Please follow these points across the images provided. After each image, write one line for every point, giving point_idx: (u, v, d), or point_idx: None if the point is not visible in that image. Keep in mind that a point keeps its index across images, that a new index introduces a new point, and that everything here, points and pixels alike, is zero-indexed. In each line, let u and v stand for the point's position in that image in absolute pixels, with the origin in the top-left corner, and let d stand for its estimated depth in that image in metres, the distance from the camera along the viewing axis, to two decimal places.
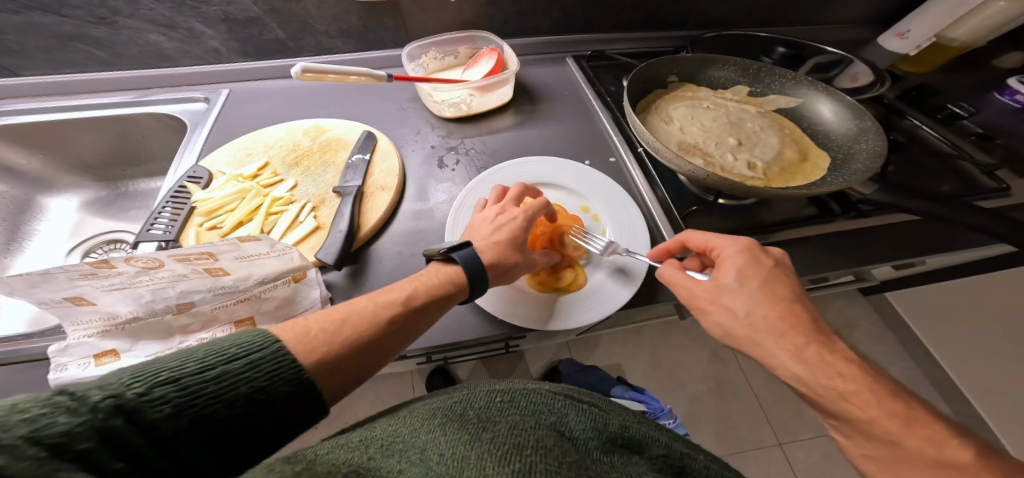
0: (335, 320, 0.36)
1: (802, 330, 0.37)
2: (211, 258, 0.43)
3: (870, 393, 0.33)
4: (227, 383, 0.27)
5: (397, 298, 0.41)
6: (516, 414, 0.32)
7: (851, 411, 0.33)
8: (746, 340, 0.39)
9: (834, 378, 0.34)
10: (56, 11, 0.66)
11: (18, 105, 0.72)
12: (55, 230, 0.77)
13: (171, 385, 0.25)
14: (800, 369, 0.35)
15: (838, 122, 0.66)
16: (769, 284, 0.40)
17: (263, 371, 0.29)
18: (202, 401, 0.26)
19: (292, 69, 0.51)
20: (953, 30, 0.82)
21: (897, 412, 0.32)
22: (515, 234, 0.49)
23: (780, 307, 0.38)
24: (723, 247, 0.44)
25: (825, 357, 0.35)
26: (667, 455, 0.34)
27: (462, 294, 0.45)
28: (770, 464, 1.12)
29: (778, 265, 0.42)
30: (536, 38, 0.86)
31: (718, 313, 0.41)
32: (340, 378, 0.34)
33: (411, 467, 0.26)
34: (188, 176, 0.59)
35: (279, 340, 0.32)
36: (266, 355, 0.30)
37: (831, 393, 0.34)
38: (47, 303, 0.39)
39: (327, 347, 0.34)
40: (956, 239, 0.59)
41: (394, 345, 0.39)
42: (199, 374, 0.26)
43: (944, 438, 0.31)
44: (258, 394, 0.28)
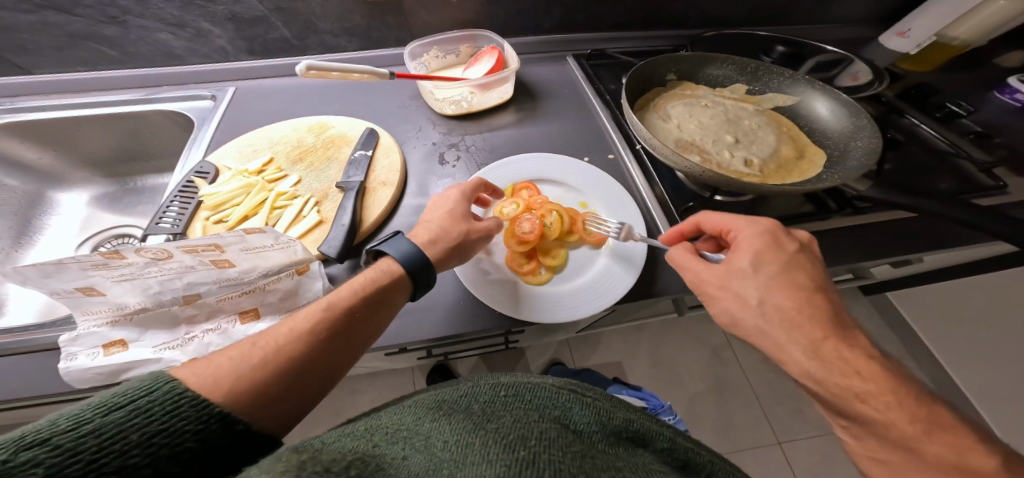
0: (246, 346, 0.36)
1: (818, 323, 0.37)
2: (217, 250, 0.44)
3: (892, 397, 0.33)
4: (112, 434, 0.25)
5: (316, 308, 0.40)
6: (519, 408, 0.33)
7: (867, 413, 0.33)
8: (752, 329, 0.40)
9: (850, 378, 0.34)
10: (71, 11, 0.67)
11: (30, 102, 0.73)
12: (65, 224, 0.78)
13: (40, 447, 0.23)
14: (813, 366, 0.36)
15: (835, 119, 0.67)
16: (788, 270, 0.40)
17: (159, 414, 0.27)
18: (86, 456, 0.24)
19: (298, 66, 0.52)
20: (955, 29, 0.82)
21: (920, 418, 0.32)
22: (452, 211, 0.52)
23: (796, 295, 0.39)
24: (739, 229, 0.44)
25: (843, 354, 0.35)
26: (671, 449, 0.35)
27: (399, 286, 0.45)
28: (769, 463, 1.12)
29: (800, 249, 0.43)
30: (538, 37, 0.87)
31: (726, 299, 0.41)
32: (270, 405, 0.33)
33: (415, 453, 0.27)
34: (196, 172, 0.61)
35: (176, 379, 0.30)
36: (158, 395, 0.28)
37: (845, 392, 0.34)
38: (58, 293, 0.40)
39: (241, 377, 0.33)
40: (952, 238, 0.60)
41: (325, 358, 0.38)
42: (72, 431, 0.24)
43: (969, 447, 0.30)
44: (158, 439, 0.27)
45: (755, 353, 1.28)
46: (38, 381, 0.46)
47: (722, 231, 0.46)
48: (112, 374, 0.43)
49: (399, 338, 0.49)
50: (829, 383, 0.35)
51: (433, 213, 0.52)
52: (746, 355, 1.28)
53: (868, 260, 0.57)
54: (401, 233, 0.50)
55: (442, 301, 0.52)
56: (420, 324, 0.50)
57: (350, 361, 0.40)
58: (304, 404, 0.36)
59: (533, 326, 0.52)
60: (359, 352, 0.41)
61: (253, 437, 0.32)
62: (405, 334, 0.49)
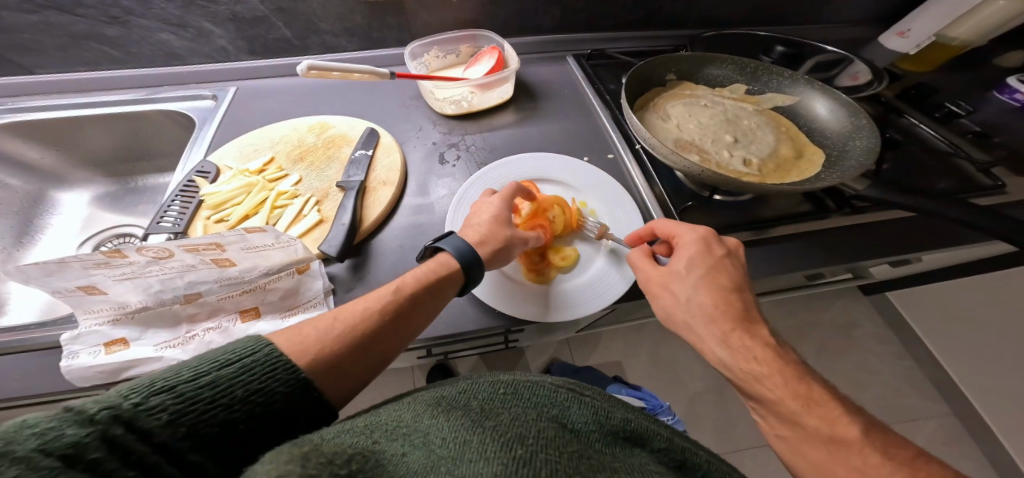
0: (327, 318, 0.38)
1: (729, 317, 0.40)
2: (218, 248, 0.45)
3: (781, 377, 0.36)
4: (223, 388, 0.29)
5: (385, 291, 0.42)
6: (518, 406, 0.33)
7: (764, 393, 0.36)
8: (681, 323, 0.43)
9: (750, 362, 0.38)
10: (73, 11, 0.68)
11: (32, 101, 0.74)
12: (67, 223, 0.79)
13: (166, 394, 0.26)
14: (725, 354, 0.39)
15: (833, 119, 0.67)
16: (715, 273, 0.43)
17: (257, 373, 0.31)
18: (200, 406, 0.27)
19: (299, 66, 0.52)
20: (954, 29, 0.82)
21: (802, 394, 0.35)
22: (496, 214, 0.52)
23: (719, 296, 0.42)
24: (682, 235, 0.47)
25: (746, 342, 0.39)
26: (668, 449, 0.35)
27: (456, 278, 0.46)
28: (768, 462, 1.12)
29: (729, 255, 0.45)
30: (538, 37, 0.87)
31: (663, 297, 0.44)
32: (341, 375, 0.36)
33: (414, 450, 0.27)
34: (197, 171, 0.61)
35: (272, 343, 0.34)
36: (260, 357, 0.32)
37: (748, 376, 0.37)
38: (60, 292, 0.40)
39: (323, 345, 0.36)
40: (950, 238, 0.60)
41: (389, 339, 0.40)
42: (192, 382, 0.28)
43: (840, 417, 0.33)
44: (255, 396, 0.30)
45: None
46: (40, 379, 0.46)
47: (669, 238, 0.48)
48: (112, 373, 0.43)
49: None
50: (737, 368, 0.38)
51: (481, 214, 0.53)
52: None
53: (867, 259, 0.57)
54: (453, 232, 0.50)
55: None
56: None
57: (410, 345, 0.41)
58: (367, 379, 0.39)
59: (531, 325, 0.52)
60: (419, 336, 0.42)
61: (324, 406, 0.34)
62: None
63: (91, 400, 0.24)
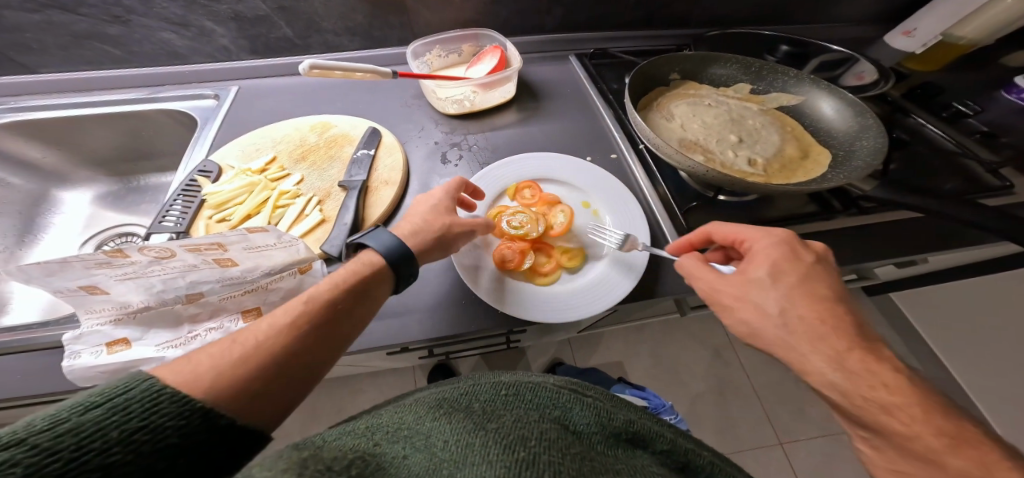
0: (224, 343, 0.33)
1: (843, 333, 0.35)
2: (220, 248, 0.44)
3: (919, 409, 0.31)
4: (91, 433, 0.23)
5: (298, 303, 0.38)
6: (520, 407, 0.33)
7: (890, 425, 0.31)
8: (775, 340, 0.37)
9: (876, 389, 0.32)
10: (74, 10, 0.68)
11: (34, 101, 0.74)
12: (69, 222, 0.79)
13: (15, 449, 0.20)
14: (838, 377, 0.33)
15: (839, 118, 0.67)
16: (809, 282, 0.38)
17: (137, 410, 0.25)
18: (65, 456, 0.21)
19: (301, 65, 0.52)
20: (961, 28, 0.81)
21: (945, 431, 0.30)
22: (435, 205, 0.51)
23: (819, 308, 0.37)
24: (756, 240, 0.43)
25: (870, 365, 0.33)
26: (671, 450, 0.35)
27: (382, 279, 0.44)
28: (770, 463, 1.12)
29: (817, 260, 0.41)
30: (541, 37, 0.87)
31: (743, 310, 0.39)
32: (255, 400, 0.31)
33: (415, 453, 0.27)
34: (199, 170, 0.61)
35: (153, 378, 0.27)
36: (137, 392, 0.26)
37: (872, 406, 0.32)
38: (62, 292, 0.40)
39: (222, 372, 0.31)
40: (958, 238, 0.59)
41: (309, 351, 0.36)
42: (48, 431, 0.22)
43: (996, 462, 0.28)
44: (139, 436, 0.24)
45: (756, 353, 1.28)
46: (42, 379, 0.46)
47: (735, 242, 0.45)
48: (115, 372, 0.43)
49: (400, 337, 0.49)
50: (855, 395, 0.32)
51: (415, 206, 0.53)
52: (747, 355, 1.28)
53: (873, 260, 0.57)
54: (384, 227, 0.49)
55: (443, 300, 0.52)
56: (421, 325, 0.50)
57: (334, 355, 0.38)
58: (289, 402, 0.34)
59: (535, 326, 0.52)
60: (343, 346, 0.39)
61: (240, 433, 0.29)
62: (407, 334, 0.49)
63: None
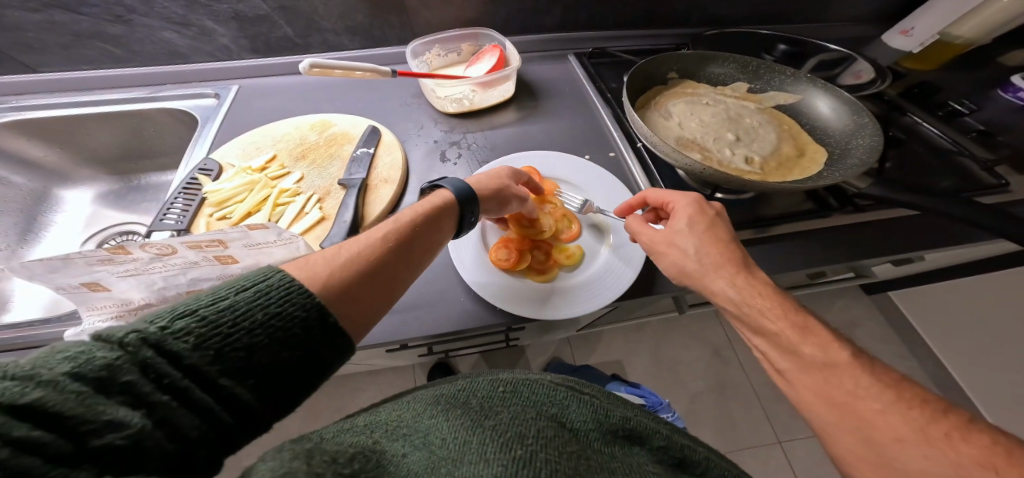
0: (330, 250, 0.35)
1: (733, 258, 0.42)
2: (221, 245, 0.45)
3: (783, 309, 0.38)
4: (244, 311, 0.25)
5: (385, 226, 0.40)
6: (518, 405, 0.33)
7: (767, 324, 0.37)
8: (691, 272, 0.43)
9: (755, 297, 0.39)
10: (76, 10, 0.68)
11: (36, 100, 0.74)
12: (70, 221, 0.79)
13: (190, 318, 0.23)
14: (734, 292, 0.40)
15: (836, 117, 0.67)
16: (715, 229, 0.44)
17: (274, 297, 0.26)
18: (223, 332, 0.23)
19: (301, 64, 0.52)
20: (958, 27, 0.82)
21: (800, 325, 0.36)
22: (503, 169, 0.54)
23: (721, 246, 0.43)
24: (675, 200, 0.47)
25: (751, 279, 0.40)
26: (667, 447, 0.35)
27: (452, 214, 0.45)
28: (769, 461, 1.12)
29: (720, 215, 0.46)
30: (539, 36, 0.87)
31: (672, 254, 0.44)
32: (352, 304, 0.32)
33: (414, 451, 0.27)
34: (200, 169, 0.61)
35: (283, 271, 0.29)
36: (274, 282, 0.27)
37: (753, 311, 0.38)
38: (64, 288, 0.41)
39: (332, 273, 0.32)
40: (953, 236, 0.60)
41: (395, 268, 0.37)
42: (212, 306, 0.24)
43: (834, 344, 0.35)
44: (276, 321, 0.25)
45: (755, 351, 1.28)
46: None
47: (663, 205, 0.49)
48: None
49: (399, 334, 0.49)
50: (744, 303, 0.39)
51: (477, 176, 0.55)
52: (746, 354, 1.28)
53: (869, 258, 0.57)
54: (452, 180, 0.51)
55: (442, 297, 0.52)
56: (420, 322, 0.50)
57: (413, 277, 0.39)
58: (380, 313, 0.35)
59: (533, 322, 0.52)
60: (419, 270, 0.40)
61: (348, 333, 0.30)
62: (406, 330, 0.49)
63: (110, 327, 0.21)
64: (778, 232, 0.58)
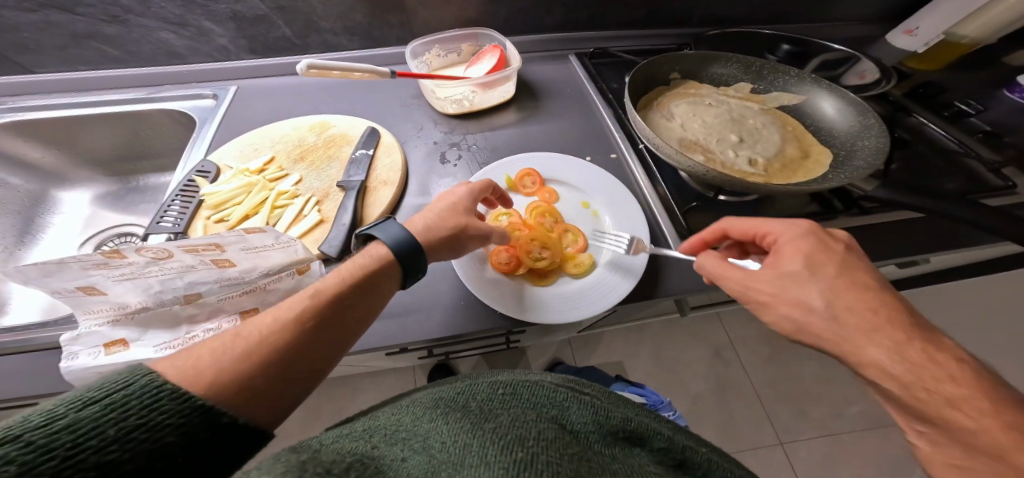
0: (227, 337, 0.32)
1: (898, 326, 0.34)
2: (218, 249, 0.44)
3: (988, 403, 0.29)
4: (89, 430, 0.22)
5: (302, 298, 0.37)
6: (518, 407, 0.33)
7: (952, 416, 0.30)
8: (826, 334, 0.35)
9: (940, 382, 0.31)
10: (71, 10, 0.67)
11: (33, 101, 0.74)
12: (67, 223, 0.78)
13: (8, 445, 0.19)
14: (900, 369, 0.32)
15: (840, 118, 0.66)
16: (847, 271, 0.37)
17: (135, 407, 0.24)
18: (60, 454, 0.20)
19: (298, 65, 0.51)
20: (964, 27, 0.81)
21: (1016, 426, 0.28)
22: (455, 203, 0.51)
23: (865, 297, 0.36)
24: (782, 232, 0.42)
25: (933, 358, 0.32)
26: (668, 448, 0.35)
27: (387, 274, 0.43)
28: (771, 464, 1.11)
29: (848, 250, 0.40)
30: (540, 36, 0.87)
31: (782, 305, 0.38)
32: (256, 396, 0.30)
33: (413, 455, 0.27)
34: (197, 171, 0.61)
35: (154, 371, 0.26)
36: (137, 389, 0.25)
37: (933, 396, 0.31)
38: (60, 292, 0.40)
39: (224, 367, 0.29)
40: (960, 238, 0.59)
41: (314, 347, 0.35)
42: (43, 428, 0.21)
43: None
44: (139, 434, 0.23)
45: (757, 352, 1.27)
46: (39, 379, 0.46)
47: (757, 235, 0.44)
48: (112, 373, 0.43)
49: (399, 338, 0.49)
50: (915, 385, 0.31)
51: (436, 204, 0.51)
52: (748, 355, 1.27)
53: (874, 260, 0.57)
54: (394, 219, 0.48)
55: (443, 301, 0.52)
56: (420, 326, 0.50)
57: (338, 352, 0.37)
58: (294, 400, 0.33)
59: (534, 326, 0.52)
60: (346, 342, 0.38)
61: (245, 432, 0.28)
62: (406, 334, 0.49)
63: None
64: None
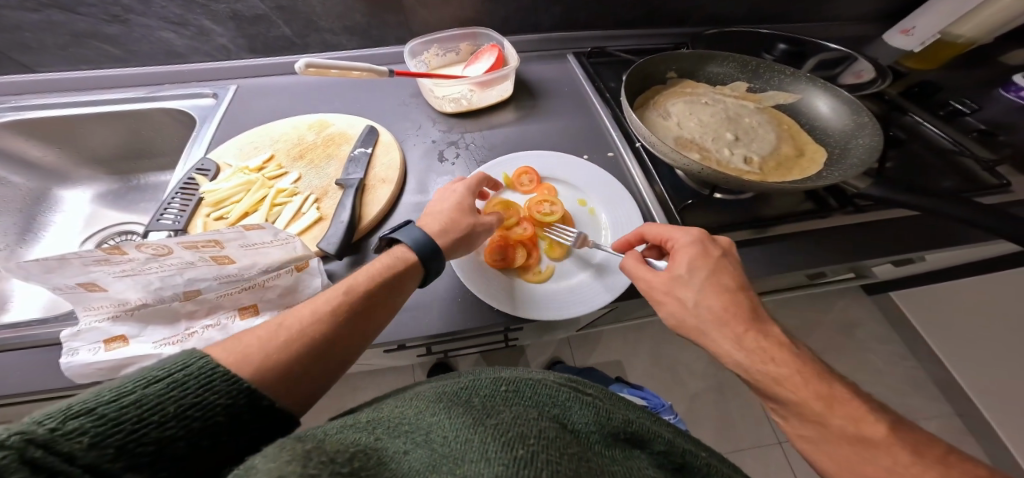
0: (271, 327, 0.36)
1: (744, 317, 0.38)
2: (217, 246, 0.44)
3: (800, 377, 0.35)
4: (153, 406, 0.25)
5: (336, 291, 0.40)
6: (520, 405, 0.33)
7: (784, 393, 0.35)
8: (695, 329, 0.40)
9: (767, 363, 0.36)
10: (73, 10, 0.68)
11: (35, 100, 0.74)
12: (68, 221, 0.79)
13: (86, 417, 0.22)
14: (742, 356, 0.37)
15: (836, 116, 0.67)
16: (718, 275, 0.41)
17: (192, 388, 0.27)
18: (127, 428, 0.23)
19: (297, 64, 0.52)
20: (959, 27, 0.82)
21: (823, 394, 0.34)
22: (460, 201, 0.52)
23: (726, 299, 0.39)
24: (673, 239, 0.45)
25: (765, 342, 0.37)
26: (668, 452, 0.35)
27: (411, 272, 0.45)
28: (769, 462, 1.12)
29: (726, 255, 0.43)
30: (538, 36, 0.87)
31: (670, 304, 0.42)
32: (292, 382, 0.34)
33: (416, 448, 0.27)
34: (197, 169, 0.61)
35: (207, 356, 0.30)
36: (193, 370, 0.28)
37: (766, 377, 0.36)
38: (61, 288, 0.40)
39: (266, 356, 0.33)
40: (954, 236, 0.59)
41: (344, 339, 0.38)
42: (114, 402, 0.23)
43: (866, 415, 0.33)
44: (193, 412, 0.26)
45: None
46: (39, 375, 0.46)
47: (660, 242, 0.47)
48: (111, 369, 0.43)
49: (395, 335, 0.49)
50: (752, 370, 0.36)
51: (441, 202, 0.52)
52: None
53: (868, 259, 0.57)
54: (412, 222, 0.50)
55: (439, 298, 0.52)
56: (416, 323, 0.50)
57: (365, 343, 0.40)
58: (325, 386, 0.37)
59: (531, 323, 0.52)
60: (373, 334, 0.41)
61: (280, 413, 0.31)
62: (404, 330, 0.49)
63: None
64: (779, 232, 0.58)
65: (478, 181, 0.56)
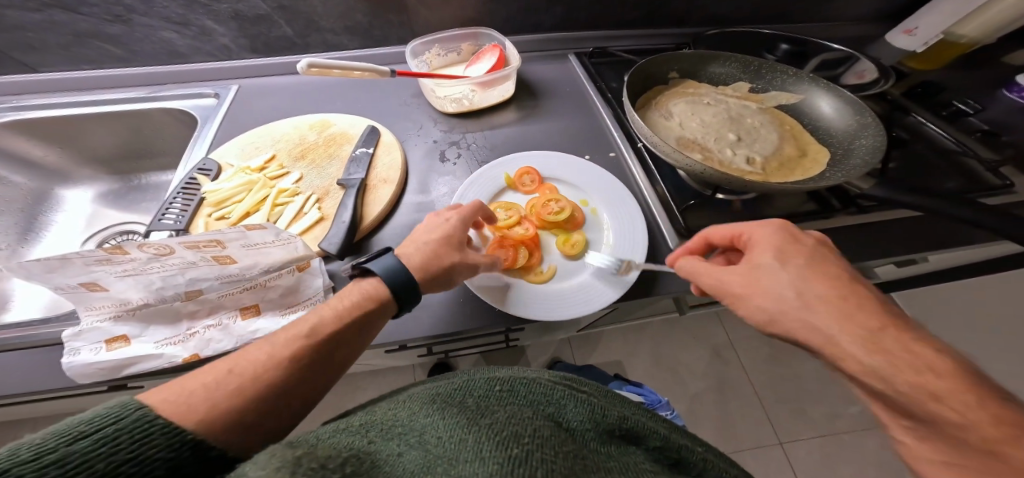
0: (220, 372, 0.33)
1: (875, 313, 0.33)
2: (219, 245, 0.43)
3: (971, 395, 0.28)
4: (78, 466, 0.22)
5: (298, 331, 0.37)
6: (515, 404, 0.33)
7: (941, 412, 0.28)
8: (801, 325, 0.35)
9: (923, 373, 0.29)
10: (75, 9, 0.68)
11: (37, 100, 0.75)
12: (69, 220, 0.79)
13: None
14: (875, 360, 0.31)
15: (838, 117, 0.66)
16: (815, 262, 0.38)
17: (126, 443, 0.25)
18: None
19: (299, 64, 0.52)
20: (962, 27, 0.82)
21: (1003, 419, 0.26)
22: (449, 233, 0.48)
23: (835, 286, 0.36)
24: (752, 230, 0.42)
25: (911, 347, 0.31)
26: (663, 447, 0.35)
27: (382, 311, 0.42)
28: (769, 463, 1.11)
29: (818, 243, 0.40)
30: (539, 35, 0.87)
31: (758, 297, 0.38)
32: (243, 433, 0.31)
33: (409, 450, 0.27)
34: (199, 169, 0.61)
35: (144, 407, 0.27)
36: (127, 423, 0.25)
37: (916, 389, 0.29)
38: (63, 288, 0.40)
39: (214, 405, 0.30)
40: (957, 237, 0.59)
41: (303, 384, 0.35)
42: (34, 462, 0.21)
43: None
44: (127, 468, 0.24)
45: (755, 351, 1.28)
46: (41, 374, 0.46)
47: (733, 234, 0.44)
48: (112, 369, 0.43)
49: (397, 335, 0.49)
50: (896, 379, 0.30)
51: (431, 231, 0.49)
52: (747, 354, 1.27)
53: (871, 259, 0.57)
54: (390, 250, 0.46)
55: (441, 298, 0.52)
56: (418, 323, 0.50)
57: (324, 387, 0.37)
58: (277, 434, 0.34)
59: (533, 324, 0.52)
60: (333, 377, 0.38)
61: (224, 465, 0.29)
62: (406, 330, 0.49)
63: None
64: None
65: (475, 210, 0.52)
